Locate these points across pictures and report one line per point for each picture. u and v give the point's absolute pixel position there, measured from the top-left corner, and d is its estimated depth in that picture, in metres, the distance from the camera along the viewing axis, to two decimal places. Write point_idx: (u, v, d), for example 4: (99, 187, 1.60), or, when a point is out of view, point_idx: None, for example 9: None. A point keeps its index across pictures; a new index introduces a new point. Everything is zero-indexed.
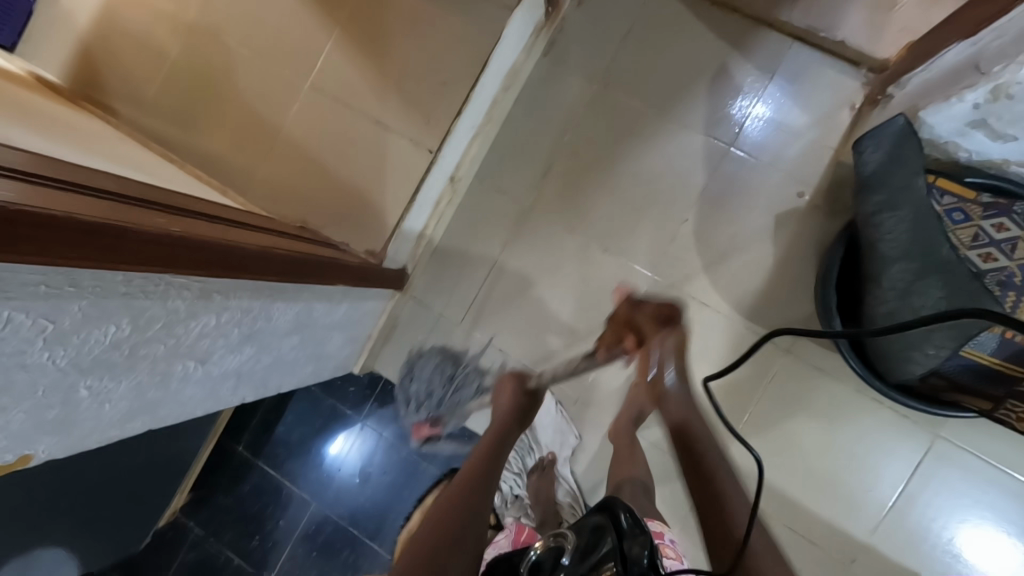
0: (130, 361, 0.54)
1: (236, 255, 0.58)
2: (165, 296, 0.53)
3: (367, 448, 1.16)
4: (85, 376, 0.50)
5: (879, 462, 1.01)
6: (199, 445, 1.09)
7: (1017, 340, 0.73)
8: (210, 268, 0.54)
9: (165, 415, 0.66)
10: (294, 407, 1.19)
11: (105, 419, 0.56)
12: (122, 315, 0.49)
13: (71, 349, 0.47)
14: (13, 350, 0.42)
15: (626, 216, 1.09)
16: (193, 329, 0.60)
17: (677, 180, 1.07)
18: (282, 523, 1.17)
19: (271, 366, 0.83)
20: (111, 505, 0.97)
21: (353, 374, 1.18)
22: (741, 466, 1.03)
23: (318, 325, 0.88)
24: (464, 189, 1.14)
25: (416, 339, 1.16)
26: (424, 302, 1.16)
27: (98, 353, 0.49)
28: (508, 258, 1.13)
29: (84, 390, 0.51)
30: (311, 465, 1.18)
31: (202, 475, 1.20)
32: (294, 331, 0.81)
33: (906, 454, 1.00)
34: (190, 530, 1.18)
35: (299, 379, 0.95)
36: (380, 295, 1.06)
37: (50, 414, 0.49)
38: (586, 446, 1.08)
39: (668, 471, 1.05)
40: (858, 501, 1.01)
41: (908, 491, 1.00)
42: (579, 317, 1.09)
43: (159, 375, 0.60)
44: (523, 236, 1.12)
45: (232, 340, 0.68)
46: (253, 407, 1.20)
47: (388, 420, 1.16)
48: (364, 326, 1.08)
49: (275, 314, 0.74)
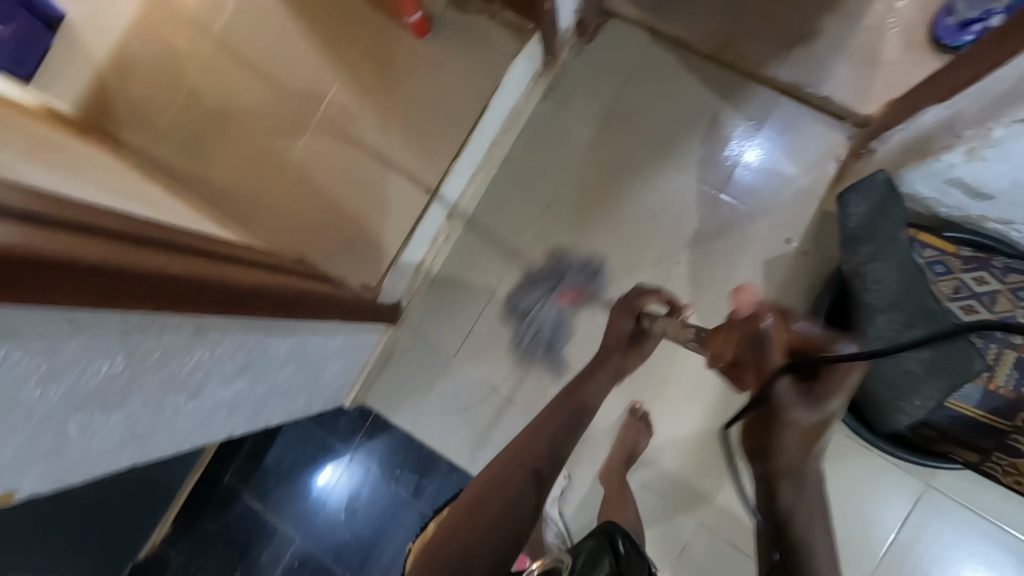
0: (122, 395, 0.54)
1: (232, 290, 0.59)
2: (160, 332, 0.54)
3: (356, 481, 1.15)
4: (77, 412, 0.51)
5: (870, 512, 1.00)
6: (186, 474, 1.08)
7: (999, 392, 0.78)
8: (207, 305, 0.55)
9: (154, 448, 0.66)
10: (284, 437, 1.18)
11: (95, 452, 0.57)
12: (117, 351, 0.50)
13: (65, 385, 0.47)
14: (8, 387, 0.42)
15: (619, 257, 1.11)
16: (186, 363, 0.61)
17: (669, 223, 1.10)
18: (266, 557, 1.14)
19: (263, 398, 0.83)
20: (91, 535, 0.95)
21: (345, 406, 1.17)
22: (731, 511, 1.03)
23: (312, 357, 0.89)
24: (462, 226, 1.17)
25: (409, 372, 1.16)
26: (419, 334, 1.17)
27: (91, 389, 0.50)
28: (502, 294, 1.14)
29: (75, 425, 0.51)
30: (298, 497, 1.16)
31: (186, 506, 1.18)
32: (287, 363, 0.82)
33: (897, 505, 0.99)
34: (171, 562, 1.16)
35: (290, 411, 0.95)
36: (375, 327, 1.07)
37: (39, 451, 0.50)
38: (575, 486, 1.07)
39: (658, 514, 1.04)
40: (849, 552, 1.00)
41: (898, 539, 0.99)
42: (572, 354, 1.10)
43: (150, 408, 0.60)
44: (519, 272, 1.14)
45: (226, 373, 0.69)
46: (242, 436, 1.19)
47: (379, 453, 1.15)
48: (358, 357, 1.08)
49: (269, 347, 0.74)
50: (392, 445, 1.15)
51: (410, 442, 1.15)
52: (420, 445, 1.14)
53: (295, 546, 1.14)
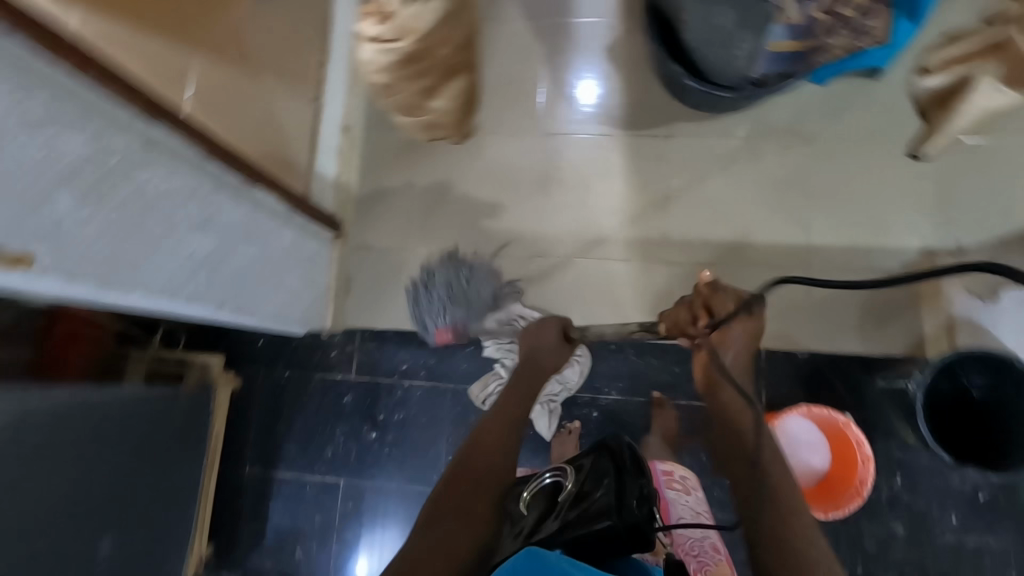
0: (98, 183, 0.56)
1: (169, 108, 0.63)
2: (125, 127, 0.57)
3: (367, 395, 1.16)
4: (73, 184, 0.54)
5: (782, 184, 1.16)
6: (207, 427, 1.08)
7: (795, 22, 0.88)
8: (151, 104, 0.59)
9: (156, 289, 0.69)
10: (288, 388, 1.17)
11: (94, 256, 0.59)
12: (90, 127, 0.53)
13: (72, 171, 0.53)
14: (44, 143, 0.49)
15: (497, 103, 1.25)
16: (153, 183, 0.64)
17: (522, 58, 1.26)
18: (339, 481, 1.14)
19: (241, 276, 0.85)
20: (136, 512, 0.93)
21: (328, 336, 1.18)
22: (686, 241, 1.16)
23: (268, 258, 0.91)
24: (361, 139, 1.24)
25: (373, 280, 1.20)
26: (366, 243, 1.22)
27: (76, 164, 0.53)
28: (420, 176, 1.24)
29: (70, 202, 0.54)
30: (329, 425, 1.16)
31: (218, 497, 1.14)
32: (248, 239, 0.84)
33: (795, 171, 1.16)
34: (233, 549, 1.12)
35: (272, 314, 0.96)
36: (321, 235, 1.10)
37: (46, 217, 0.52)
38: (558, 288, 1.16)
39: (632, 273, 1.16)
40: (779, 220, 1.15)
41: (809, 190, 1.15)
42: (498, 190, 1.22)
43: (137, 227, 0.63)
44: (423, 155, 1.24)
45: (191, 218, 0.72)
46: (249, 398, 1.18)
47: (379, 370, 1.17)
48: (317, 270, 1.10)
49: (228, 206, 0.78)
50: (385, 348, 1.17)
51: (404, 337, 1.18)
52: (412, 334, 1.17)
53: (348, 523, 1.12)
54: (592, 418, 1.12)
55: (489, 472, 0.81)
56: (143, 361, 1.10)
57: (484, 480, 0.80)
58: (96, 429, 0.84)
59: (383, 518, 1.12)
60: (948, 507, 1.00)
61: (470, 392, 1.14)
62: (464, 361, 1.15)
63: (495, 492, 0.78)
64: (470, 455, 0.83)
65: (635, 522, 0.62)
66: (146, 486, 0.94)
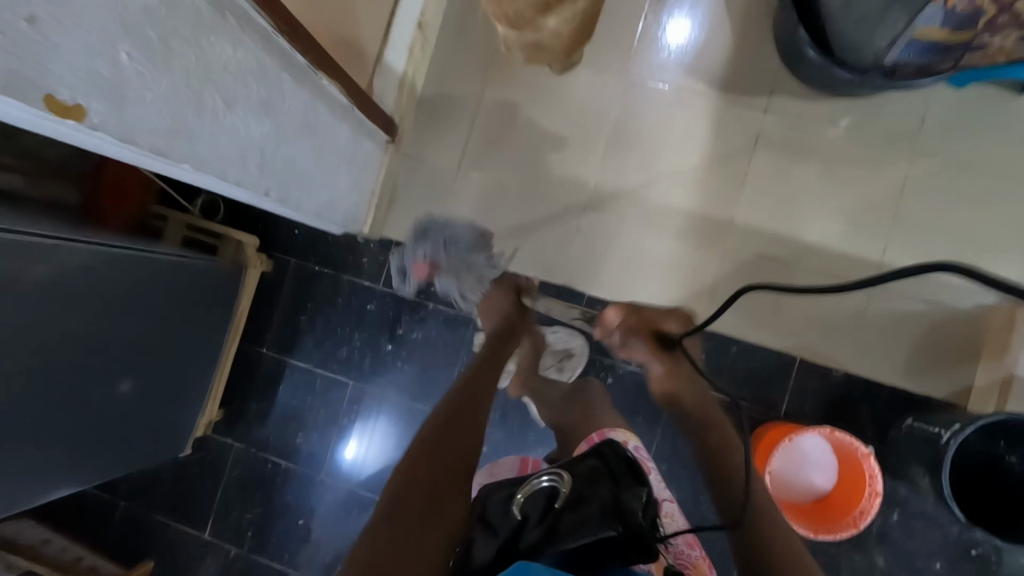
0: (164, 43, 0.52)
1: None
2: None
3: (390, 309, 1.16)
4: (135, 40, 0.49)
5: (872, 191, 1.05)
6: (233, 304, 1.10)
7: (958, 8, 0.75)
8: None
9: (212, 171, 0.67)
10: (316, 284, 1.18)
11: (151, 124, 0.56)
12: None
13: (133, 25, 0.48)
14: None
15: None
16: (216, 52, 0.58)
17: None
18: (350, 383, 1.17)
19: (290, 168, 0.81)
20: (156, 372, 0.96)
21: (364, 242, 1.16)
22: (753, 228, 1.08)
23: (320, 153, 0.87)
24: (434, 39, 1.14)
25: (417, 196, 1.16)
26: (418, 155, 1.16)
27: (138, 18, 0.48)
28: (488, 93, 1.14)
29: (129, 61, 0.50)
30: (348, 329, 1.17)
31: (233, 370, 1.19)
32: (304, 130, 0.80)
33: (891, 179, 1.05)
34: (240, 420, 1.18)
35: (314, 211, 0.94)
36: (375, 137, 1.04)
37: (104, 74, 0.48)
38: (603, 246, 1.11)
39: (685, 249, 1.09)
40: (858, 229, 1.05)
41: (901, 206, 1.04)
42: (569, 127, 1.12)
43: (194, 99, 0.59)
44: (496, 69, 1.14)
45: (253, 97, 0.67)
46: (275, 285, 1.18)
47: (408, 287, 1.16)
48: (365, 173, 1.06)
49: (288, 90, 0.73)
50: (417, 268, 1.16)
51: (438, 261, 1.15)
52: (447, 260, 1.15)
53: (351, 422, 1.17)
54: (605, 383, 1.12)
55: (466, 452, 0.79)
56: (178, 229, 1.08)
57: (462, 472, 0.77)
58: (135, 287, 0.85)
59: (384, 425, 1.16)
60: (935, 552, 1.00)
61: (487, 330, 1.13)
62: None
63: (466, 470, 0.77)
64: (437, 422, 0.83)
65: (638, 530, 0.65)
66: (170, 349, 0.97)
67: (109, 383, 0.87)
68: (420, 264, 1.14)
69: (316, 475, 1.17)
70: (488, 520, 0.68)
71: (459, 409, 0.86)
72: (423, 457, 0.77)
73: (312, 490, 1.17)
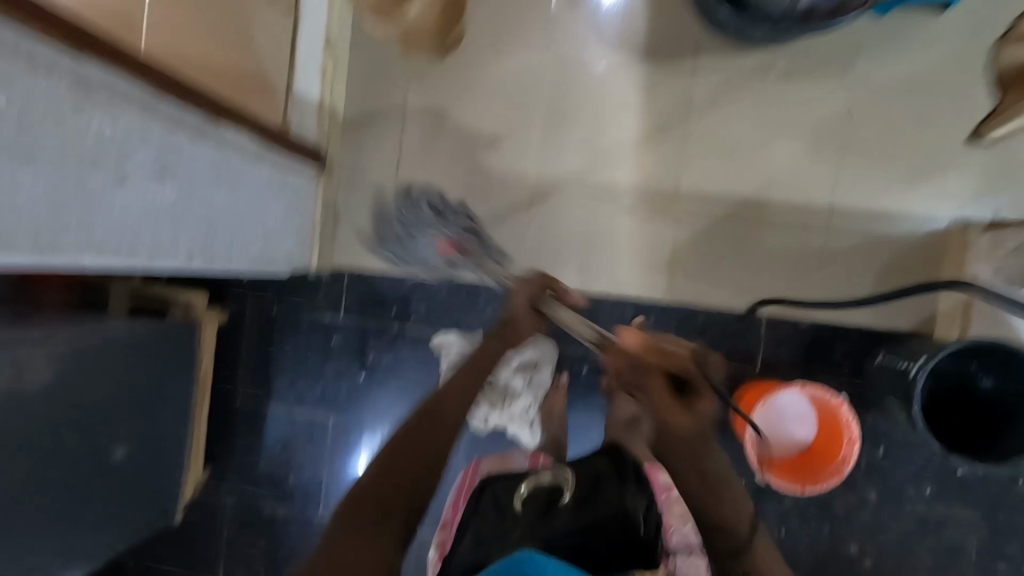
0: (24, 137, 0.49)
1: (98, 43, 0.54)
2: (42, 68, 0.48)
3: (354, 338, 1.14)
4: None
5: (812, 133, 1.03)
6: (196, 364, 1.07)
7: None
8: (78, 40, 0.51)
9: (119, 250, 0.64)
10: (277, 326, 1.15)
11: (32, 220, 0.53)
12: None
13: None
14: None
15: (499, 16, 1.08)
16: (89, 130, 0.55)
17: None
18: (331, 417, 1.15)
19: (211, 225, 0.78)
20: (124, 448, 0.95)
21: (316, 275, 1.14)
22: (702, 192, 1.06)
23: (243, 202, 0.84)
24: (345, 55, 1.10)
25: (359, 219, 1.13)
26: (353, 177, 1.12)
27: None
28: (411, 101, 1.10)
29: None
30: (318, 364, 1.15)
31: (211, 425, 1.18)
32: (217, 184, 0.77)
33: (829, 118, 1.03)
34: (228, 473, 1.18)
35: (252, 261, 0.91)
36: (301, 169, 1.01)
37: None
38: (555, 236, 1.09)
39: (638, 224, 1.07)
40: (805, 175, 1.04)
41: (844, 143, 1.03)
42: (499, 122, 1.09)
43: (77, 183, 0.56)
44: (415, 75, 1.10)
45: (147, 165, 0.64)
46: (235, 334, 1.16)
47: (369, 312, 1.14)
48: (300, 207, 1.03)
49: (187, 149, 0.70)
50: (374, 291, 1.14)
51: (393, 280, 1.13)
52: (402, 277, 1.13)
53: (339, 457, 1.16)
54: (581, 372, 1.12)
55: (456, 433, 0.73)
56: (123, 297, 1.06)
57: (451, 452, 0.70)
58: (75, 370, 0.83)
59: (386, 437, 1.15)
60: (924, 476, 1.03)
61: (441, 337, 1.12)
62: (456, 308, 1.12)
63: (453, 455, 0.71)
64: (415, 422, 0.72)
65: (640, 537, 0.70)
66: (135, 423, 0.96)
67: (74, 472, 0.86)
68: (444, 242, 1.07)
69: (313, 514, 1.16)
70: (488, 512, 0.73)
71: (436, 417, 0.73)
72: (406, 455, 0.68)
73: (313, 530, 1.16)
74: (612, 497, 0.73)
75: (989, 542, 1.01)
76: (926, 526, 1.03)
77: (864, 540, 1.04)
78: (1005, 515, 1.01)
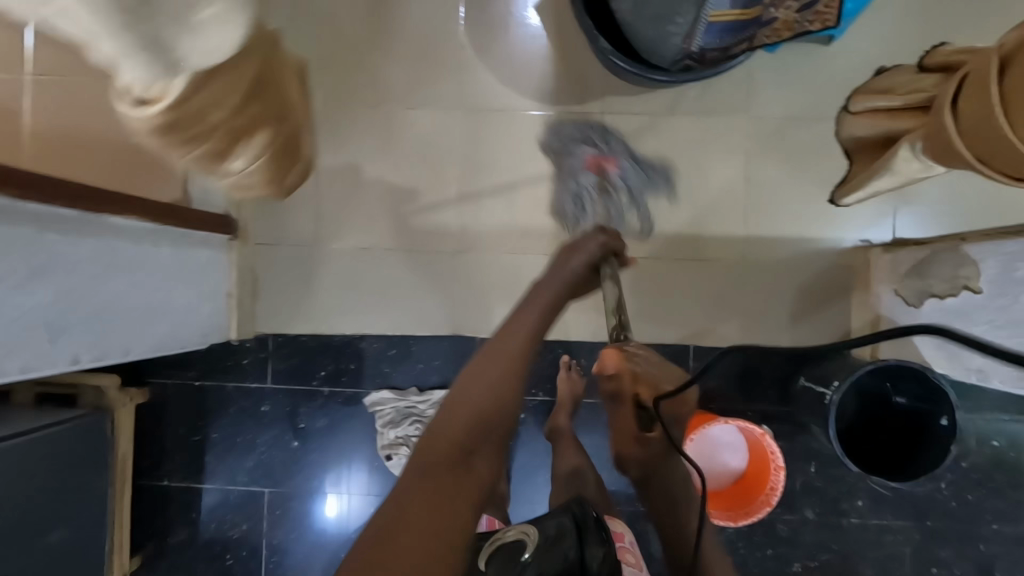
0: None
1: None
2: None
3: (284, 405, 1.11)
4: None
5: (721, 167, 1.06)
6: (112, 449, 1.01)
7: None
8: None
9: None
10: (202, 400, 1.11)
11: None
12: None
13: None
14: None
15: (407, 71, 1.07)
16: None
17: (436, 13, 1.07)
18: (266, 490, 1.11)
19: (101, 320, 0.75)
20: None
21: (240, 344, 1.10)
22: (622, 231, 1.07)
23: (140, 290, 0.80)
24: None
25: (280, 283, 1.09)
26: (270, 241, 1.09)
27: None
28: (325, 160, 1.08)
29: None
30: (248, 435, 1.11)
31: (139, 512, 1.11)
32: (105, 277, 0.73)
33: (735, 152, 1.06)
34: (160, 561, 1.11)
35: (157, 346, 0.87)
36: (211, 242, 0.98)
37: None
38: (481, 286, 1.08)
39: None
40: (717, 208, 1.06)
41: (752, 175, 1.06)
42: (417, 176, 1.08)
43: None
44: (327, 134, 1.08)
45: (11, 279, 0.60)
46: (157, 414, 1.11)
47: (298, 377, 1.10)
48: (212, 280, 0.99)
49: (64, 250, 0.66)
50: (302, 355, 1.10)
51: (321, 342, 1.10)
52: (330, 338, 1.10)
53: (277, 530, 1.11)
54: (519, 419, 1.11)
55: (504, 404, 0.56)
56: (28, 388, 1.00)
57: (496, 434, 0.54)
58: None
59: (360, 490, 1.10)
60: (857, 491, 1.05)
61: (372, 396, 1.09)
62: (388, 366, 1.10)
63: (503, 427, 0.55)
64: (460, 394, 0.56)
65: None
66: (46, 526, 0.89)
67: None
68: (592, 159, 1.06)
69: None
70: None
71: (498, 381, 0.57)
72: (450, 426, 0.53)
73: None
74: (570, 550, 0.62)
75: (923, 548, 1.04)
76: (864, 540, 1.05)
77: (807, 559, 1.06)
78: (934, 520, 1.04)
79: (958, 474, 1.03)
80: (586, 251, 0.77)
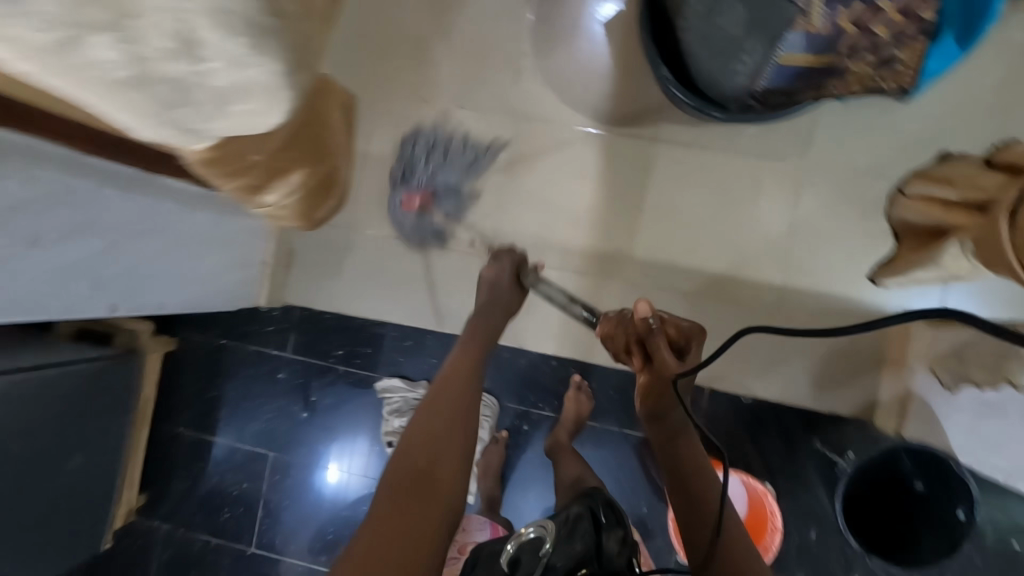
0: None
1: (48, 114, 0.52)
2: None
3: (299, 376, 1.14)
4: None
5: (767, 213, 1.03)
6: (136, 392, 1.07)
7: (819, 31, 0.71)
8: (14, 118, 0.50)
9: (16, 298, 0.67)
10: (224, 358, 1.15)
11: None
12: None
13: None
14: None
15: (465, 71, 1.08)
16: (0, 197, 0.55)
17: (503, 19, 1.07)
18: (270, 453, 1.15)
19: (134, 274, 0.79)
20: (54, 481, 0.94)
21: (267, 311, 1.14)
22: (653, 261, 1.06)
23: (183, 251, 0.83)
24: None
25: (312, 260, 1.13)
26: None
27: None
28: (373, 148, 1.11)
29: None
30: (262, 399, 1.15)
31: (151, 454, 1.17)
32: (152, 236, 0.76)
33: (784, 199, 1.02)
34: (162, 504, 1.17)
35: (183, 303, 0.92)
36: None
37: None
38: None
39: (587, 288, 1.07)
40: (756, 254, 1.03)
41: (798, 225, 1.02)
42: (459, 177, 1.09)
43: None
44: (379, 124, 1.10)
45: (61, 228, 0.64)
46: (181, 365, 1.17)
47: (315, 351, 1.14)
48: (252, 249, 1.02)
49: (123, 207, 0.69)
50: (323, 331, 1.14)
51: (343, 322, 1.13)
52: (351, 320, 1.13)
53: (274, 493, 1.15)
54: (521, 430, 1.11)
55: (463, 421, 0.70)
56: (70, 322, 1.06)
57: (456, 448, 0.67)
58: (1, 406, 0.82)
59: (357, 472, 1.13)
60: (855, 564, 1.01)
61: (383, 382, 1.12)
62: (402, 356, 1.12)
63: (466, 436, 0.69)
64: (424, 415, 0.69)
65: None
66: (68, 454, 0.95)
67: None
68: (414, 196, 1.06)
69: (244, 550, 1.15)
70: None
71: (456, 400, 0.70)
72: (414, 444, 0.67)
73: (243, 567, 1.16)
74: (587, 538, 0.66)
75: None
76: None
77: None
78: None
79: (966, 567, 0.98)
80: (506, 271, 0.83)
